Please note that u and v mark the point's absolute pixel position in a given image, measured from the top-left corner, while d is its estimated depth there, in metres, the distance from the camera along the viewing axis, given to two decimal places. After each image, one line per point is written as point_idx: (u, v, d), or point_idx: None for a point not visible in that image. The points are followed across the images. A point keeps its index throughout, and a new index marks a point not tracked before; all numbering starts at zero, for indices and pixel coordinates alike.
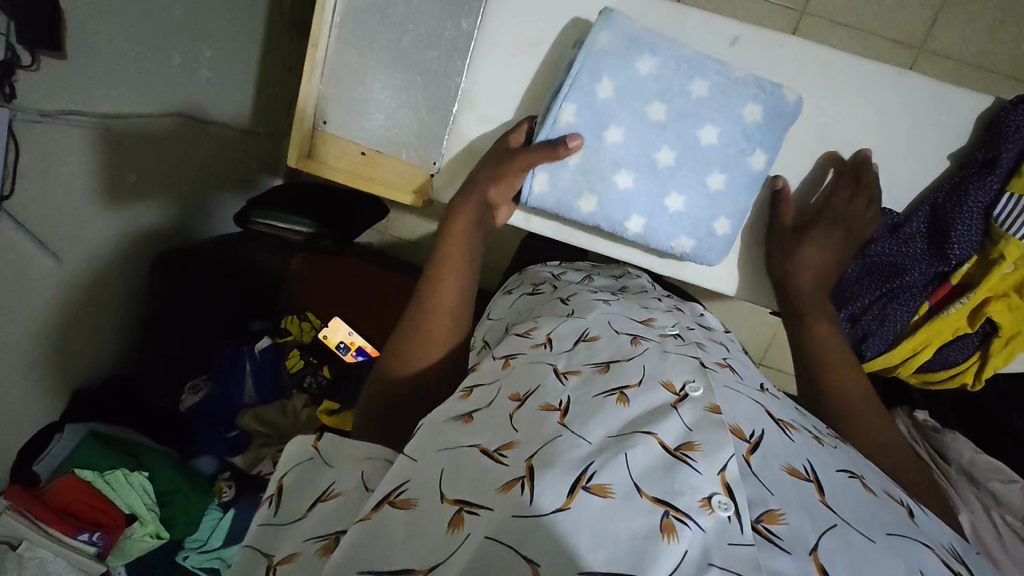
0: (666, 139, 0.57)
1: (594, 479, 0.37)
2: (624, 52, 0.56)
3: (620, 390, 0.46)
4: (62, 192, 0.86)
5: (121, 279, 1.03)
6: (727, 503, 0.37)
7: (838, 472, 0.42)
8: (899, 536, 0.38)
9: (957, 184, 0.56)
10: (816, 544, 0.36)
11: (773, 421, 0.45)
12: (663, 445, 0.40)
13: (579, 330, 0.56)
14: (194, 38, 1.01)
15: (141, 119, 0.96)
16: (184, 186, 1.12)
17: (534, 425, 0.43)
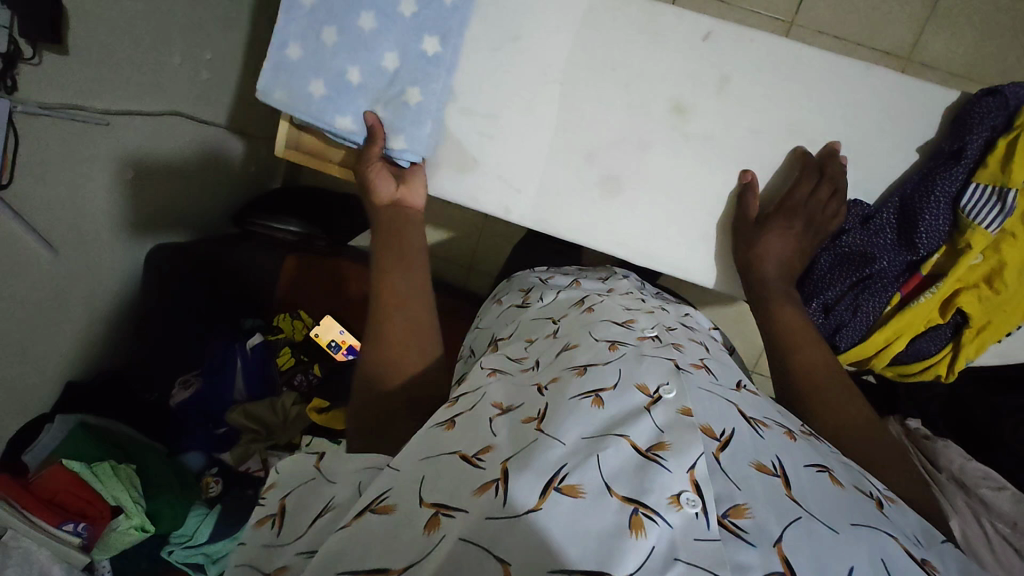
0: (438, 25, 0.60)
1: (565, 480, 0.36)
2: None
3: (595, 392, 0.43)
4: (61, 185, 0.88)
5: (116, 273, 1.05)
6: (695, 500, 0.36)
7: (807, 468, 0.40)
8: (863, 525, 0.37)
9: (926, 175, 0.57)
10: (779, 536, 0.35)
11: (744, 418, 0.44)
12: (635, 447, 0.39)
13: (563, 343, 0.54)
14: (194, 40, 1.04)
15: (140, 116, 0.99)
16: (182, 185, 1.15)
17: (511, 432, 0.41)
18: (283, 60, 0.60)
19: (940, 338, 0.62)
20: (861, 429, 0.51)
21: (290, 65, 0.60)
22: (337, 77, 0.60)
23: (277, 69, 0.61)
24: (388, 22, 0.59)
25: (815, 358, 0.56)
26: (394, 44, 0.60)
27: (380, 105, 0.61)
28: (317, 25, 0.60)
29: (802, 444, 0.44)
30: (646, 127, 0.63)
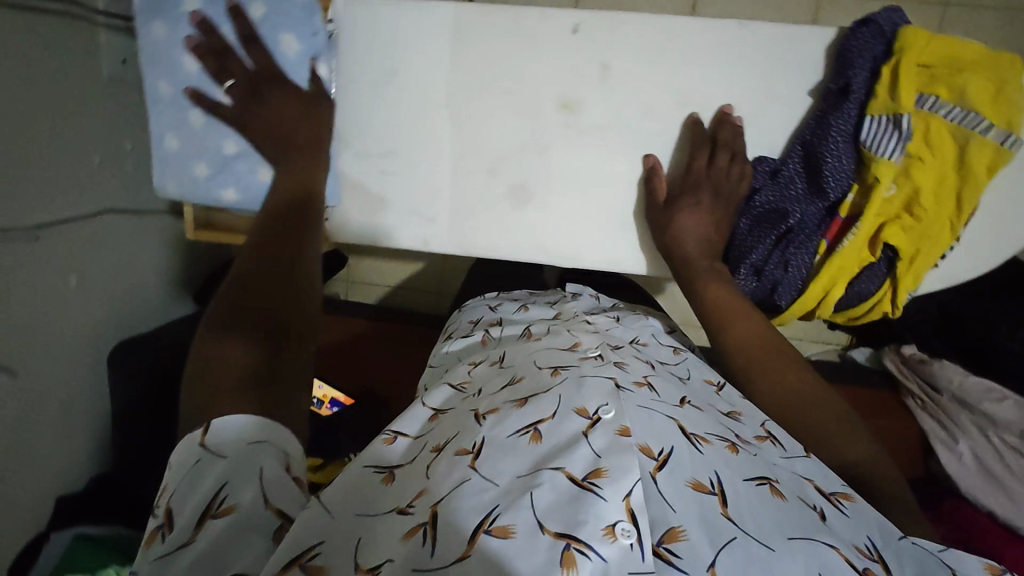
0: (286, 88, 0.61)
1: (497, 521, 0.34)
2: (171, 68, 0.61)
3: (533, 426, 0.41)
4: (8, 308, 0.89)
5: (83, 379, 1.05)
6: (629, 529, 0.34)
7: (746, 482, 0.39)
8: (799, 538, 0.35)
9: (821, 118, 0.56)
10: (713, 561, 0.33)
11: (684, 434, 0.41)
12: (572, 478, 0.36)
13: (508, 376, 0.50)
14: (108, 137, 1.05)
15: (70, 222, 0.99)
16: (132, 276, 1.15)
17: (445, 470, 0.38)
18: (163, 151, 0.65)
19: (875, 275, 0.60)
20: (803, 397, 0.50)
21: (169, 152, 0.65)
22: (213, 154, 0.64)
23: (163, 161, 0.65)
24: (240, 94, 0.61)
25: (747, 328, 0.53)
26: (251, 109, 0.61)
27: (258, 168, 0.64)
28: (181, 111, 0.63)
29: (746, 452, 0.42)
30: (540, 130, 0.62)
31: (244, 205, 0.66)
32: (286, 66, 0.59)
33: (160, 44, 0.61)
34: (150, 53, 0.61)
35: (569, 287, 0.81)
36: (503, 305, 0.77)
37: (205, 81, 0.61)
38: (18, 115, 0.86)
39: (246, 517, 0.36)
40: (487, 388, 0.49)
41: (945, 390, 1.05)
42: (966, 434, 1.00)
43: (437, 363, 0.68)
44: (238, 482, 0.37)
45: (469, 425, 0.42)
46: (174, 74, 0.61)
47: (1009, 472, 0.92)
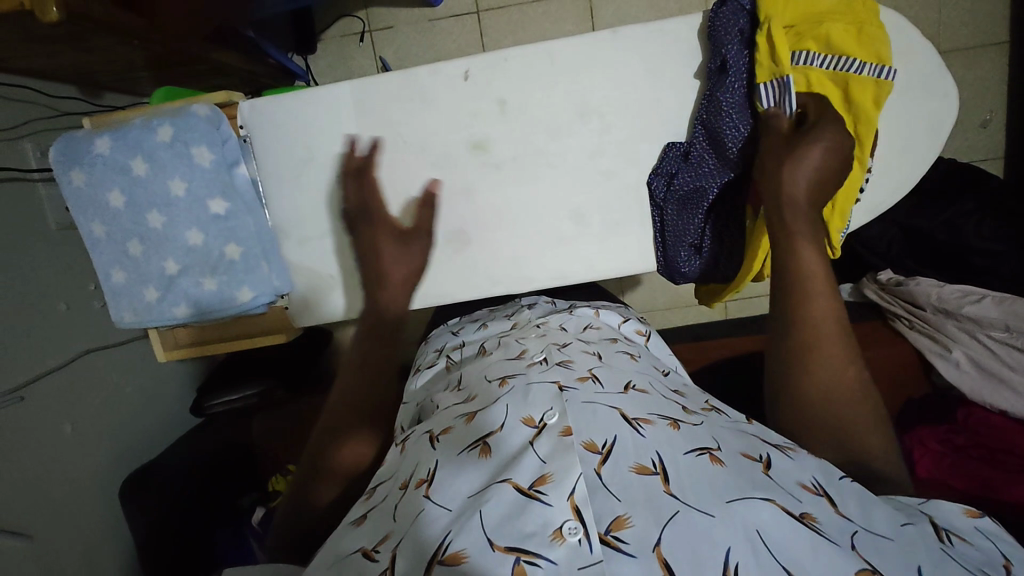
0: (205, 195, 0.64)
1: (449, 549, 0.38)
2: (101, 209, 0.64)
3: (483, 441, 0.46)
4: (8, 473, 0.90)
5: (100, 520, 1.07)
6: (576, 526, 0.38)
7: (688, 454, 0.43)
8: (738, 500, 0.39)
9: (710, 97, 0.60)
10: (658, 539, 0.37)
11: (626, 420, 0.45)
12: (518, 488, 0.41)
13: (464, 395, 0.56)
14: (73, 282, 1.08)
15: (54, 372, 1.01)
16: (126, 407, 1.17)
17: (405, 510, 0.43)
18: (113, 286, 0.67)
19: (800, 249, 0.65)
20: (850, 394, 0.50)
21: (118, 288, 0.67)
22: (159, 278, 0.66)
23: (116, 296, 0.67)
24: (170, 212, 0.65)
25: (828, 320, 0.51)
26: (189, 224, 0.65)
27: (208, 276, 0.67)
28: (119, 246, 0.66)
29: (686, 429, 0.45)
30: (460, 173, 0.66)
31: (201, 316, 0.68)
32: (205, 176, 0.64)
33: (83, 192, 0.64)
34: (77, 202, 0.64)
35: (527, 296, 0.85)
36: (462, 329, 0.81)
37: (138, 214, 0.65)
38: None
39: None
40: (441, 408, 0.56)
41: (928, 306, 1.04)
42: (958, 341, 1.00)
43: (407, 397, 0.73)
44: None
45: (425, 452, 0.48)
46: (105, 214, 0.65)
47: (1006, 367, 0.93)
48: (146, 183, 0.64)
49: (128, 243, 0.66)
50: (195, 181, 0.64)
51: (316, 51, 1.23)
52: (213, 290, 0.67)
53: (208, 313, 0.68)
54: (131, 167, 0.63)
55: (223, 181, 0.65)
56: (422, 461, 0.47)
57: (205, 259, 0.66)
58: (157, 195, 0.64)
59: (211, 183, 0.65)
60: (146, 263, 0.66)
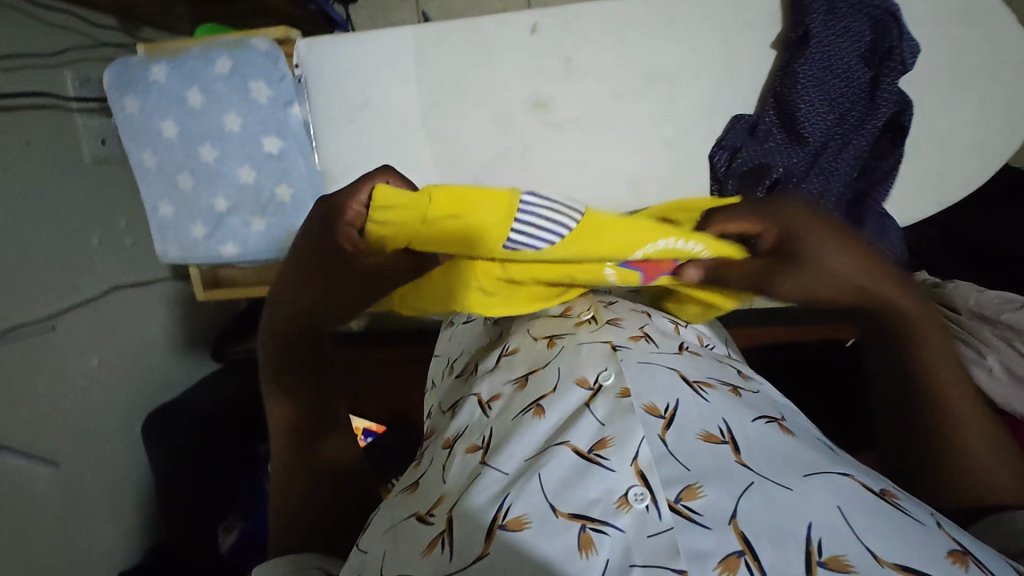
0: (257, 135, 0.70)
1: (510, 515, 0.39)
2: (154, 135, 0.71)
3: (537, 402, 0.47)
4: (39, 398, 0.92)
5: (121, 454, 1.09)
6: (642, 492, 0.39)
7: (753, 422, 0.44)
8: (818, 473, 0.39)
9: (786, 68, 0.60)
10: (734, 511, 0.36)
11: (687, 384, 0.47)
12: (577, 451, 0.42)
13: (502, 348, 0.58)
14: (105, 216, 1.08)
15: (85, 304, 1.02)
16: (151, 346, 1.18)
17: (459, 473, 0.44)
18: (159, 219, 0.74)
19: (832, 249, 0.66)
20: (975, 421, 0.45)
21: (166, 220, 0.74)
22: (207, 214, 0.73)
23: (163, 225, 0.74)
24: (222, 147, 0.71)
25: (938, 343, 0.46)
26: (239, 161, 0.71)
27: (254, 214, 0.73)
28: (171, 175, 0.72)
29: (744, 399, 0.47)
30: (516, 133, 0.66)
31: (242, 253, 0.75)
32: (258, 114, 0.69)
33: (136, 119, 0.70)
34: (134, 129, 0.71)
35: None
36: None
37: (191, 146, 0.71)
38: (13, 214, 0.89)
39: None
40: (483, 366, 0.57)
41: None
42: None
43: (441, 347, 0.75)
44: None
45: (477, 417, 0.49)
46: (159, 142, 0.71)
47: None
48: (200, 115, 0.70)
49: (177, 171, 0.72)
50: (248, 117, 0.69)
51: (359, 2, 1.20)
52: (255, 229, 0.73)
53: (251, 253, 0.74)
54: (187, 99, 0.69)
55: (276, 120, 0.69)
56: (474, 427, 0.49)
57: (251, 197, 0.72)
58: (210, 128, 0.70)
59: (265, 121, 0.70)
60: (194, 193, 0.72)
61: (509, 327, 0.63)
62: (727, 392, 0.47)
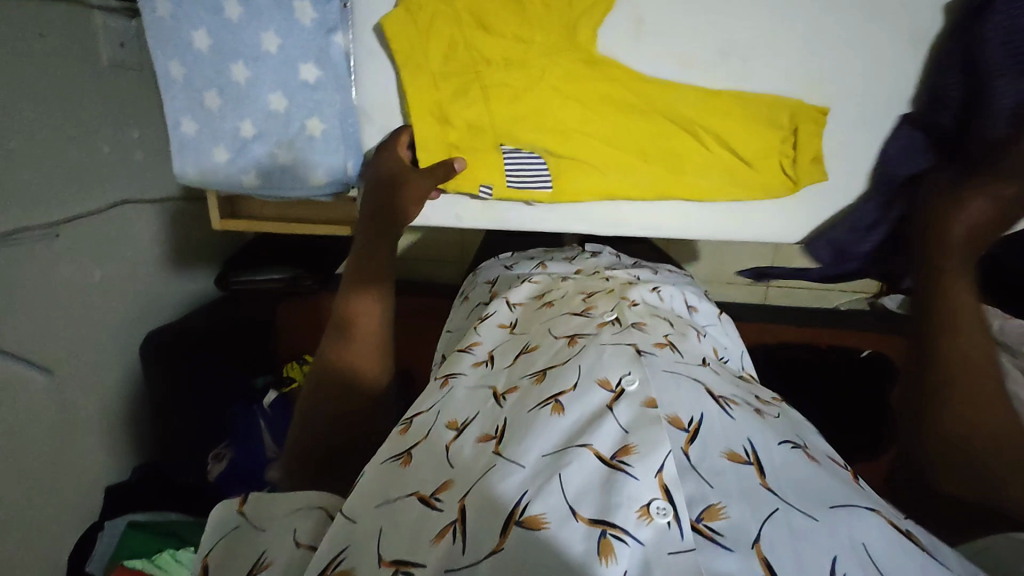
0: (294, 61, 0.72)
1: (528, 512, 0.42)
2: (183, 43, 0.72)
3: (555, 398, 0.52)
4: (40, 305, 0.90)
5: (121, 372, 1.08)
6: (665, 508, 0.42)
7: (780, 447, 0.49)
8: (841, 506, 0.43)
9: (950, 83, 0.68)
10: (759, 536, 0.40)
11: (714, 401, 0.52)
12: (599, 456, 0.46)
13: (522, 342, 0.65)
14: (117, 124, 1.03)
15: (93, 216, 0.99)
16: (158, 267, 1.16)
17: (472, 462, 0.49)
18: (181, 136, 0.76)
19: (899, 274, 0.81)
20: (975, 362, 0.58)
21: (187, 139, 0.76)
22: (233, 138, 0.76)
23: (182, 145, 0.77)
24: (256, 70, 0.73)
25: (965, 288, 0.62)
26: (273, 87, 0.74)
27: (283, 143, 0.76)
28: (198, 91, 0.74)
29: (768, 421, 0.52)
30: None
31: (265, 187, 0.79)
32: (304, 33, 0.71)
33: (166, 24, 0.71)
34: (161, 34, 0.71)
35: (581, 246, 0.97)
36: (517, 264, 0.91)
37: (223, 62, 0.72)
38: (23, 112, 0.85)
39: (281, 568, 0.46)
40: (500, 359, 0.63)
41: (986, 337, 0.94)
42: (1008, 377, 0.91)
43: (455, 330, 0.83)
44: (271, 547, 0.48)
45: (491, 407, 0.55)
46: (187, 53, 0.72)
47: None
48: (236, 28, 0.71)
49: (204, 86, 0.74)
50: (287, 38, 0.71)
51: None
52: (281, 163, 0.77)
53: (272, 185, 0.78)
54: (225, 11, 0.70)
55: (318, 45, 0.72)
56: (487, 417, 0.54)
57: (281, 125, 0.76)
58: (244, 49, 0.72)
59: (305, 46, 0.72)
60: (219, 110, 0.75)
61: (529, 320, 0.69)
62: (752, 412, 0.53)
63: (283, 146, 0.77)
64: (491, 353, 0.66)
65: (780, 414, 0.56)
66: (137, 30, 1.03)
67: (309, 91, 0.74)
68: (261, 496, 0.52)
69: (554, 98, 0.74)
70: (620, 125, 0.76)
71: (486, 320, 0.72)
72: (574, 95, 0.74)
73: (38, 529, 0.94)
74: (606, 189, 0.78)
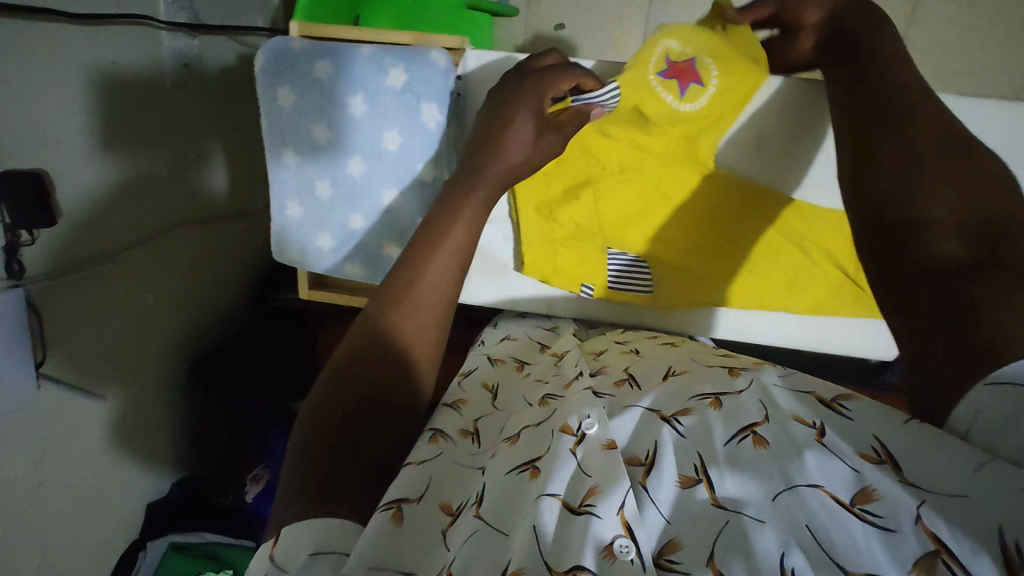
0: (412, 161, 0.75)
1: (508, 573, 0.39)
2: (302, 137, 0.75)
3: (531, 464, 0.48)
4: (96, 335, 0.89)
5: (165, 394, 1.07)
6: (628, 544, 0.41)
7: (723, 446, 0.45)
8: (784, 491, 0.40)
9: None
10: (711, 552, 0.39)
11: (660, 421, 0.49)
12: (566, 505, 0.44)
13: (506, 412, 0.61)
14: (175, 145, 1.01)
15: (147, 239, 0.97)
16: (206, 286, 1.15)
17: (457, 536, 0.45)
18: (287, 219, 0.80)
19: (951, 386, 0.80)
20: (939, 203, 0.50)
21: (295, 222, 0.80)
22: (341, 226, 0.79)
23: (287, 228, 0.80)
24: (375, 166, 0.76)
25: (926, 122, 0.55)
26: (388, 182, 0.77)
27: (393, 235, 0.79)
28: (310, 182, 0.77)
29: (724, 410, 0.48)
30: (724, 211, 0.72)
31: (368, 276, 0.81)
32: (428, 134, 0.74)
33: (287, 117, 0.74)
34: (279, 126, 0.75)
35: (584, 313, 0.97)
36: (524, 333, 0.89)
37: (341, 154, 0.76)
38: (93, 143, 0.84)
39: None
40: (486, 434, 0.58)
41: None
42: None
43: None
44: None
45: (479, 480, 0.50)
46: (302, 143, 0.75)
47: None
48: (358, 125, 0.74)
49: (319, 177, 0.77)
50: (410, 139, 0.74)
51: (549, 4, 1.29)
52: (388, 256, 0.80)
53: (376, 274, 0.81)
54: (349, 109, 0.74)
55: (437, 144, 0.75)
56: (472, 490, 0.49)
57: (394, 219, 0.78)
58: (363, 147, 0.75)
59: (426, 147, 0.75)
60: (332, 198, 0.78)
61: (512, 387, 0.66)
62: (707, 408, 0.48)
63: (389, 237, 0.79)
64: (477, 423, 0.60)
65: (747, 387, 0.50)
66: (198, 50, 1.01)
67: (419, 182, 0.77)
68: (289, 534, 0.42)
69: (659, 205, 0.78)
70: (715, 232, 0.79)
71: (466, 380, 0.69)
72: (675, 199, 0.78)
73: (84, 554, 0.94)
74: (699, 292, 0.80)
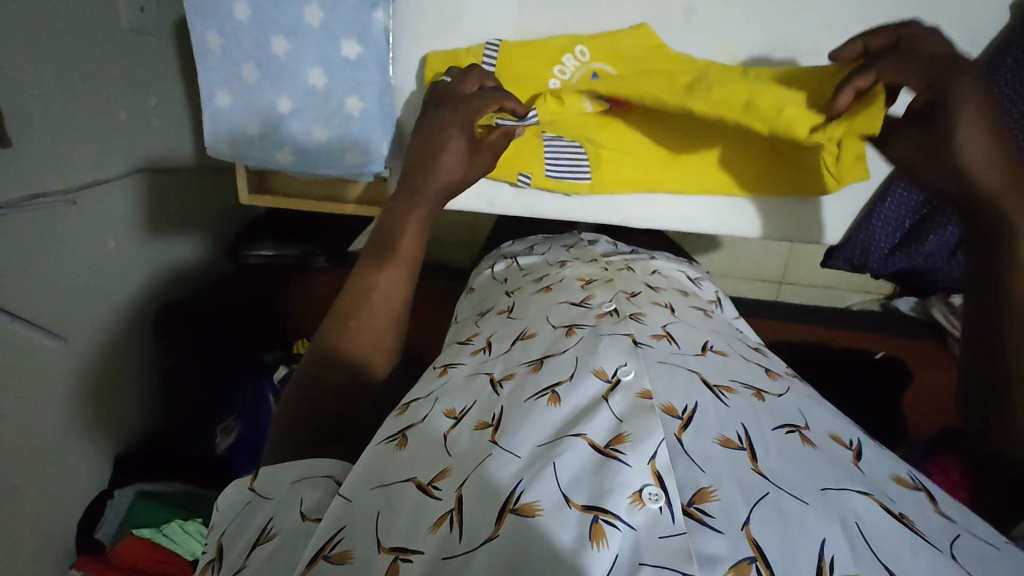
0: (336, 39, 0.76)
1: (521, 500, 0.39)
2: (223, 16, 0.76)
3: (552, 389, 0.48)
4: (54, 273, 0.89)
5: (130, 342, 1.07)
6: (657, 493, 0.39)
7: (777, 430, 0.45)
8: (835, 488, 0.40)
9: None
10: (747, 518, 0.38)
11: (707, 389, 0.48)
12: (594, 445, 0.42)
13: (519, 329, 0.61)
14: (132, 89, 1.01)
15: (106, 183, 0.97)
16: (170, 237, 1.15)
17: (467, 449, 0.45)
18: (217, 106, 0.81)
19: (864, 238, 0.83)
20: None
21: (225, 109, 0.81)
22: (268, 111, 0.80)
23: (216, 118, 0.81)
24: (299, 47, 0.76)
25: None
26: (314, 63, 0.77)
27: (323, 121, 0.80)
28: (236, 65, 0.78)
29: (768, 403, 0.48)
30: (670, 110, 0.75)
31: (300, 164, 0.83)
32: (349, 8, 0.74)
33: None
34: (201, 5, 0.75)
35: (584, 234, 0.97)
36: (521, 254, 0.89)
37: (264, 35, 0.76)
38: (42, 73, 0.83)
39: (287, 540, 0.44)
40: (497, 345, 0.59)
41: None
42: None
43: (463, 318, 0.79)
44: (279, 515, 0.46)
45: (488, 394, 0.50)
46: (225, 25, 0.76)
47: None
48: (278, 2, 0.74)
49: (244, 59, 0.78)
50: (331, 14, 0.74)
51: None
52: (319, 141, 0.81)
53: (306, 163, 0.82)
54: None
55: (361, 21, 0.75)
56: (485, 403, 0.49)
57: (322, 103, 0.79)
58: (285, 26, 0.75)
59: (349, 23, 0.75)
60: (257, 81, 0.79)
61: (526, 308, 0.65)
62: (751, 396, 0.48)
63: (320, 123, 0.80)
64: (489, 341, 0.61)
65: (785, 392, 0.51)
66: None
67: (345, 66, 0.77)
68: (272, 472, 0.50)
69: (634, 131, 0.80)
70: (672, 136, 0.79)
71: (486, 314, 0.70)
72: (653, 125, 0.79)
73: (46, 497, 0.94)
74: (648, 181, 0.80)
